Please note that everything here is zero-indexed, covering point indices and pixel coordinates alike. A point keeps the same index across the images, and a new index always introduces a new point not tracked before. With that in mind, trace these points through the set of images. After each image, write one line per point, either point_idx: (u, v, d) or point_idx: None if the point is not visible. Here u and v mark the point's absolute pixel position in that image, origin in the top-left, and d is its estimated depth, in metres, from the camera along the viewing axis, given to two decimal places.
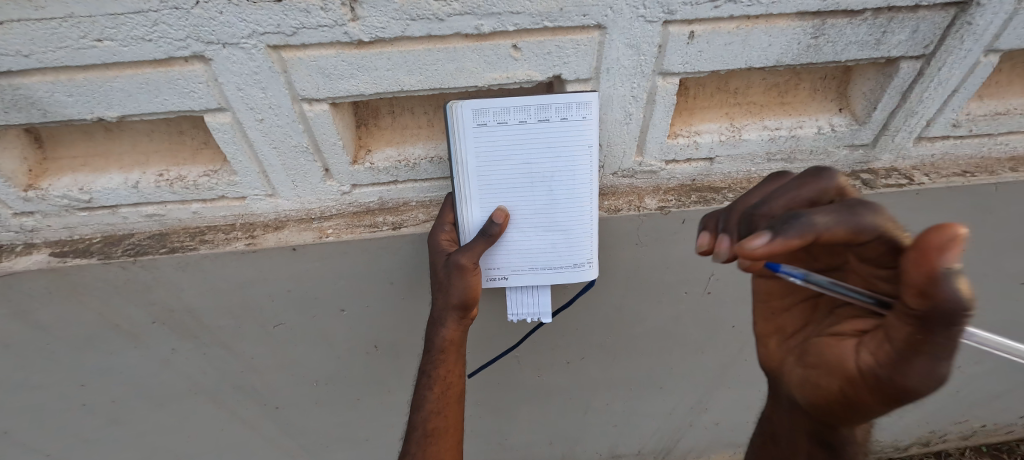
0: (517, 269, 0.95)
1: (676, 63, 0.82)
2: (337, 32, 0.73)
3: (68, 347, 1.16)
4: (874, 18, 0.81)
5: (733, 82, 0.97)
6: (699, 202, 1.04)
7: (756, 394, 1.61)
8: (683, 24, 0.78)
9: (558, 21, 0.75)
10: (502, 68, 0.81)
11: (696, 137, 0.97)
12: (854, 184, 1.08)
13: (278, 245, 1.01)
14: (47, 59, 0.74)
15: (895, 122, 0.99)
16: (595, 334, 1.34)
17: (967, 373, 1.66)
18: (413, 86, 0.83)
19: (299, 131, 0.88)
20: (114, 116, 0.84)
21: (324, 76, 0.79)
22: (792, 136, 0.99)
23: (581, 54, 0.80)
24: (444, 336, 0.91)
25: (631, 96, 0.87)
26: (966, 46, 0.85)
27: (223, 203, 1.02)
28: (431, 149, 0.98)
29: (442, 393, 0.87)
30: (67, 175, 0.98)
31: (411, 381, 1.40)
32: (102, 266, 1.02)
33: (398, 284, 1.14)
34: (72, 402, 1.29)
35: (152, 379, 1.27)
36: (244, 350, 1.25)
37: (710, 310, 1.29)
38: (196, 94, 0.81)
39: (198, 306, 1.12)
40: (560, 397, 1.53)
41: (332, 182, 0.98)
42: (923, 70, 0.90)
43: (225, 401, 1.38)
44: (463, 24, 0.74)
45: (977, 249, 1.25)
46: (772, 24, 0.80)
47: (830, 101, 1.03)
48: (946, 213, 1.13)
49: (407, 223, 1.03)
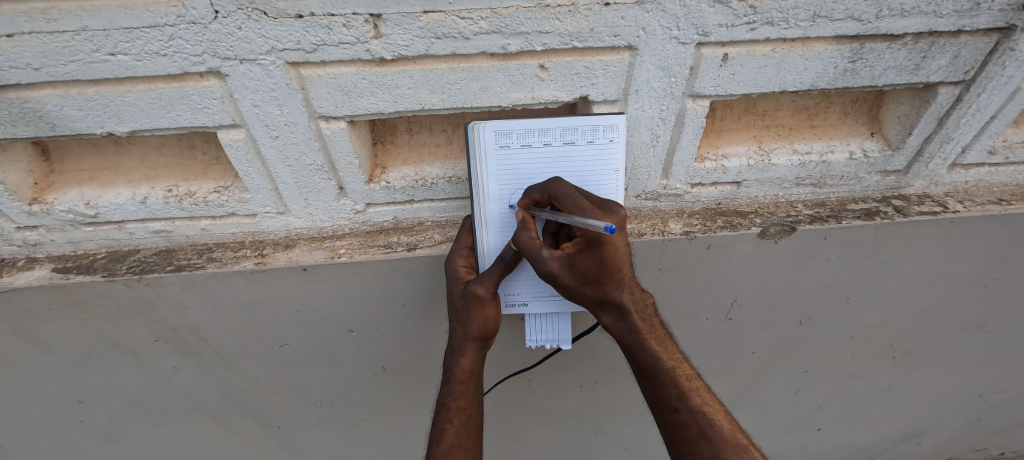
0: (537, 295, 0.92)
1: (707, 86, 0.79)
2: (359, 50, 0.71)
3: (66, 364, 1.12)
4: (914, 43, 0.78)
5: (762, 104, 0.94)
6: (726, 227, 1.00)
7: (773, 421, 1.55)
8: (716, 46, 0.75)
9: (588, 41, 0.72)
10: (528, 88, 0.78)
11: (724, 161, 0.94)
12: (885, 211, 1.04)
13: (288, 265, 0.98)
14: (58, 72, 0.71)
15: (929, 148, 0.96)
16: (610, 358, 1.30)
17: (993, 403, 1.60)
18: (434, 105, 0.80)
19: (314, 149, 0.85)
20: (125, 130, 0.81)
21: (343, 93, 0.76)
22: (823, 161, 0.96)
23: (609, 75, 0.77)
24: (463, 366, 0.87)
25: (659, 118, 0.84)
26: (1007, 72, 0.82)
27: (233, 220, 0.99)
28: (449, 169, 0.95)
29: (462, 426, 0.85)
30: (74, 189, 0.95)
31: (418, 402, 1.35)
32: (105, 283, 0.98)
33: (410, 306, 1.10)
34: (67, 419, 1.25)
35: (151, 396, 1.23)
36: (247, 370, 1.20)
37: (731, 336, 1.24)
38: (211, 110, 0.78)
39: (203, 325, 1.08)
40: (571, 421, 1.48)
41: (346, 201, 0.95)
42: (962, 96, 0.87)
43: (226, 420, 1.33)
44: (490, 43, 0.71)
45: (1009, 278, 1.20)
46: (809, 47, 0.77)
47: (862, 125, 0.99)
48: (980, 242, 1.09)
49: (422, 244, 0.99)
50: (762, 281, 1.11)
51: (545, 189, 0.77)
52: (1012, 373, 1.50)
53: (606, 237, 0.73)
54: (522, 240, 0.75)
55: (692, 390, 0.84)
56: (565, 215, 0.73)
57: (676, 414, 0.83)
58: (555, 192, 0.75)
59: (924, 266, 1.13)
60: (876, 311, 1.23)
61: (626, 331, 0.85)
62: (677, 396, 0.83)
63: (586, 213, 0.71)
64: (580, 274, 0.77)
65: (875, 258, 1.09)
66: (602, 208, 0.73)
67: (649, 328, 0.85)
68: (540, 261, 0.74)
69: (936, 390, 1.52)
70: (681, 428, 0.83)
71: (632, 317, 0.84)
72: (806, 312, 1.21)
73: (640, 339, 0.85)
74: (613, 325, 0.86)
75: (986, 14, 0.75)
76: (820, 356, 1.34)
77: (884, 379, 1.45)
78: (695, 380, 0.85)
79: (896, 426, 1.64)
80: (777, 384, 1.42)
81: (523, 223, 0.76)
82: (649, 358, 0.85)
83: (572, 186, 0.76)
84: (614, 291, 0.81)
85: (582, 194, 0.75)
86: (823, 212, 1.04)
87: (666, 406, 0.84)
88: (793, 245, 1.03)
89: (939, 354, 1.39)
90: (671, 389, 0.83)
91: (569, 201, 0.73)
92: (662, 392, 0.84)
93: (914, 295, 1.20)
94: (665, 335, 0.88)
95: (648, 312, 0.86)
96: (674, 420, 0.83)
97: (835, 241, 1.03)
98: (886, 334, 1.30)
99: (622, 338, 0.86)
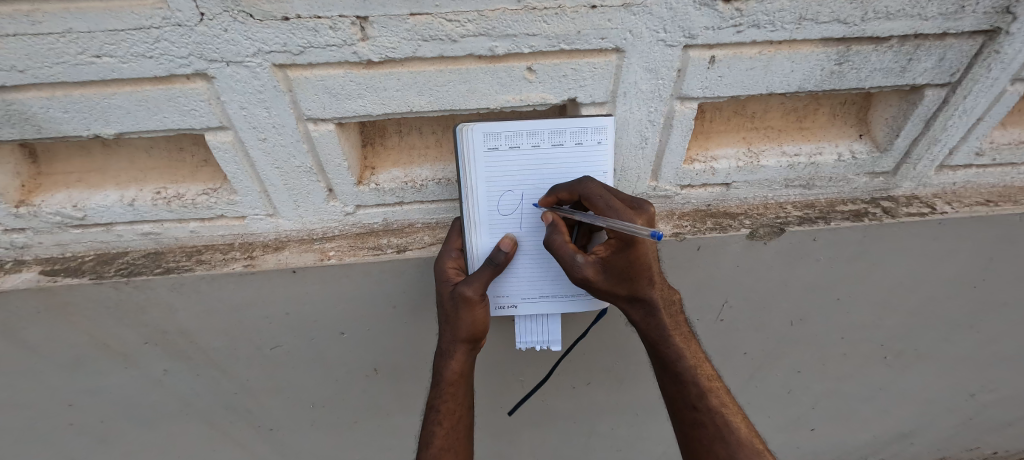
0: (526, 297, 0.92)
1: (695, 88, 0.80)
2: (346, 52, 0.70)
3: (54, 368, 1.11)
4: (899, 46, 0.79)
5: (751, 106, 0.95)
6: (716, 228, 1.00)
7: (766, 421, 1.56)
8: (703, 49, 0.76)
9: (575, 43, 0.72)
10: (516, 90, 0.78)
11: (713, 162, 0.94)
12: (874, 212, 1.05)
13: (277, 267, 0.97)
14: (43, 75, 0.71)
15: (917, 149, 0.96)
16: (603, 359, 1.30)
17: (983, 402, 1.61)
18: (423, 108, 0.80)
19: (302, 151, 0.84)
20: (112, 132, 0.80)
21: (331, 95, 0.76)
22: (811, 163, 0.96)
23: (597, 77, 0.77)
24: (452, 369, 0.87)
25: (647, 120, 0.84)
26: (993, 74, 0.83)
27: (221, 223, 0.98)
28: (439, 171, 0.95)
29: (452, 428, 0.85)
30: (61, 192, 0.94)
31: (410, 403, 1.35)
32: (93, 286, 0.97)
33: (401, 308, 1.10)
34: (57, 422, 1.24)
35: (141, 399, 1.22)
36: (238, 372, 1.20)
37: (723, 336, 1.25)
38: (197, 112, 0.78)
39: (193, 327, 1.08)
40: (564, 422, 1.48)
41: (335, 203, 0.95)
42: (949, 98, 0.87)
43: (217, 422, 1.33)
44: (477, 45, 0.71)
45: (998, 279, 1.21)
46: (796, 50, 0.77)
47: (850, 126, 1.00)
48: (969, 243, 1.10)
49: (412, 246, 0.99)
50: (752, 282, 1.12)
51: (573, 189, 0.78)
52: (1002, 373, 1.51)
53: (638, 239, 0.75)
54: (554, 244, 0.76)
55: (712, 390, 0.84)
56: (599, 217, 0.74)
57: (694, 413, 0.83)
58: (585, 193, 0.76)
59: (914, 266, 1.14)
60: (866, 312, 1.24)
61: (653, 329, 0.86)
62: (696, 394, 0.84)
63: (620, 214, 0.73)
64: (613, 275, 0.79)
65: (865, 259, 1.09)
66: (633, 207, 0.75)
67: (675, 326, 0.86)
68: (575, 266, 0.75)
69: (927, 390, 1.53)
70: (697, 427, 0.83)
71: (660, 314, 0.85)
72: (797, 312, 1.21)
73: (666, 337, 0.85)
74: (641, 323, 0.87)
75: (970, 17, 0.75)
76: (811, 356, 1.35)
77: (876, 379, 1.45)
78: (716, 381, 0.85)
79: (887, 425, 1.65)
80: (769, 385, 1.42)
81: (555, 227, 0.77)
82: (672, 356, 0.85)
83: (602, 186, 0.77)
84: (646, 288, 0.82)
85: (611, 193, 0.77)
86: (813, 213, 1.04)
87: (684, 404, 0.85)
88: (783, 246, 1.03)
89: (930, 354, 1.40)
90: (692, 388, 0.84)
91: (601, 201, 0.74)
92: (682, 390, 0.85)
93: (904, 296, 1.21)
94: (690, 333, 0.88)
95: (675, 310, 0.87)
96: (692, 418, 0.84)
97: (824, 242, 1.04)
98: (876, 334, 1.31)
99: (648, 335, 0.87)
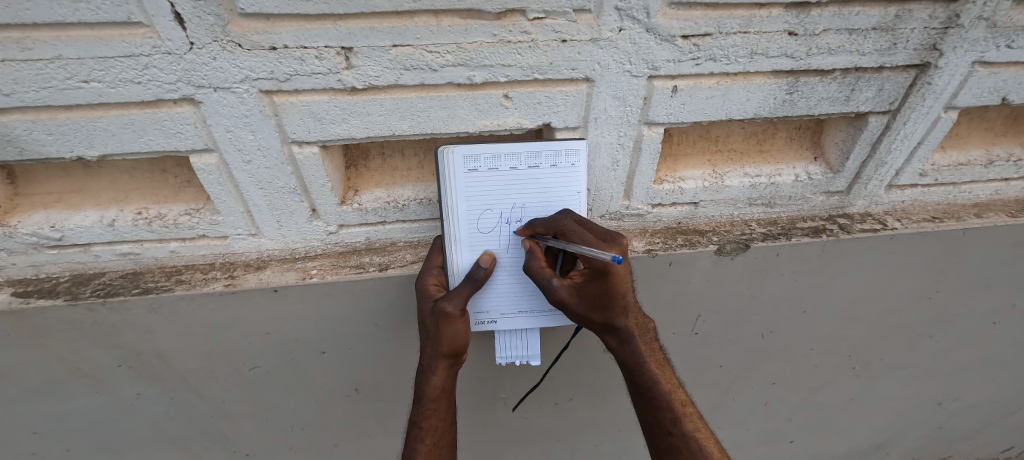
0: (506, 312, 0.94)
1: (661, 114, 0.86)
2: (331, 79, 0.74)
3: (19, 394, 1.08)
4: (843, 78, 0.86)
5: (715, 131, 1.02)
6: (685, 245, 1.06)
7: (745, 434, 1.59)
8: (666, 79, 0.82)
9: (548, 73, 0.78)
10: (493, 116, 0.83)
11: (681, 183, 1.00)
12: (831, 228, 1.12)
13: (259, 286, 0.98)
14: (29, 98, 0.72)
15: (866, 171, 1.04)
16: (583, 374, 1.32)
17: (949, 411, 1.67)
18: (405, 131, 0.84)
19: (286, 173, 0.87)
20: (95, 155, 0.82)
21: (315, 120, 0.79)
22: (771, 183, 1.03)
23: (569, 104, 0.82)
24: (434, 384, 0.88)
25: (617, 144, 0.89)
26: (927, 103, 0.91)
27: (203, 242, 0.99)
28: (420, 191, 0.98)
29: (434, 445, 0.85)
30: (39, 212, 0.94)
31: (392, 423, 1.34)
32: (68, 308, 0.96)
33: (382, 326, 1.11)
34: (19, 451, 1.19)
35: (112, 425, 1.19)
36: (215, 394, 1.18)
37: (698, 350, 1.28)
38: (183, 135, 0.80)
39: (169, 348, 1.07)
40: (547, 439, 1.48)
41: (319, 222, 0.97)
42: (891, 124, 0.96)
43: (191, 447, 1.29)
44: (456, 74, 0.76)
45: (949, 291, 1.29)
46: (750, 80, 0.84)
47: (806, 149, 1.07)
48: (919, 257, 1.18)
49: (394, 264, 1.02)
50: (723, 296, 1.17)
51: (549, 224, 0.83)
52: (964, 382, 1.58)
53: (611, 269, 0.78)
54: (532, 269, 0.82)
55: (686, 415, 0.86)
56: (570, 246, 0.78)
57: (669, 438, 0.85)
58: (562, 225, 0.81)
59: (871, 280, 1.21)
60: (832, 323, 1.30)
61: (628, 354, 0.89)
62: (671, 419, 0.85)
63: (589, 245, 0.77)
64: (587, 301, 0.83)
65: (827, 273, 1.16)
66: (604, 239, 0.78)
67: (650, 352, 0.89)
68: (551, 289, 0.80)
69: (895, 400, 1.59)
70: (673, 452, 0.85)
71: (635, 341, 0.88)
72: (767, 325, 1.26)
73: (641, 362, 0.88)
74: (618, 348, 0.90)
75: (902, 53, 0.84)
76: (783, 367, 1.39)
77: (846, 390, 1.51)
78: (689, 407, 0.87)
79: (861, 436, 1.69)
80: (745, 398, 1.46)
81: (534, 253, 0.82)
82: (648, 381, 0.88)
83: (576, 220, 0.81)
84: (620, 316, 0.86)
85: (585, 226, 0.81)
86: (775, 230, 1.11)
87: (660, 429, 0.87)
88: (749, 261, 1.09)
89: (894, 365, 1.46)
90: (667, 413, 0.86)
91: (574, 234, 0.79)
92: (658, 415, 0.87)
93: (865, 308, 1.28)
94: (665, 359, 0.91)
95: (650, 337, 0.90)
96: (668, 444, 0.85)
97: (787, 257, 1.10)
98: (842, 345, 1.37)
99: (624, 360, 0.90)
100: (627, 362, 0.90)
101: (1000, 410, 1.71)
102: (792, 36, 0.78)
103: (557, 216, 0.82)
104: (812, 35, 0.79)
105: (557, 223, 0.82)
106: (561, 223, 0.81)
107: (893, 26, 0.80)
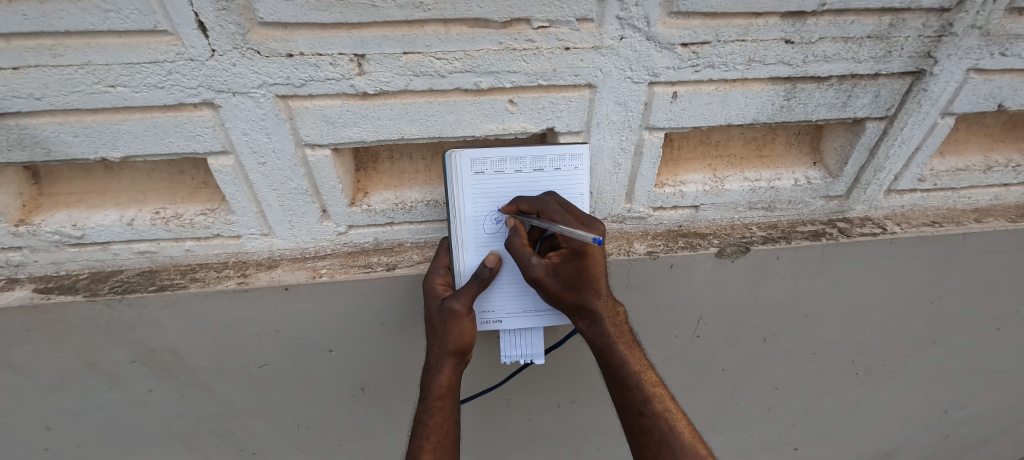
0: (510, 311, 0.96)
1: (661, 119, 0.88)
2: (344, 85, 0.78)
3: (37, 388, 1.11)
4: (839, 84, 0.89)
5: (714, 136, 1.04)
6: (686, 247, 1.08)
7: (747, 439, 1.59)
8: (666, 85, 0.85)
9: (552, 80, 0.81)
10: (499, 120, 0.86)
11: (681, 186, 1.03)
12: (831, 232, 1.13)
13: (270, 285, 1.01)
14: (58, 102, 0.76)
15: (865, 176, 1.06)
16: (586, 376, 1.34)
17: (956, 419, 1.66)
18: (413, 135, 0.87)
19: (299, 175, 0.90)
20: (118, 156, 0.85)
21: (328, 124, 0.83)
22: (770, 187, 1.05)
23: (572, 110, 0.85)
24: (440, 382, 0.90)
25: (619, 148, 0.92)
26: (923, 110, 0.94)
27: (217, 242, 1.02)
28: (428, 193, 1.01)
29: (439, 442, 0.87)
30: (61, 212, 0.97)
31: (396, 423, 1.36)
32: (86, 303, 0.99)
33: (389, 325, 1.14)
34: (35, 445, 1.22)
35: (125, 420, 1.22)
36: (225, 391, 1.21)
37: (699, 353, 1.30)
38: (202, 137, 0.83)
39: (182, 345, 1.10)
40: (549, 441, 1.49)
41: (328, 223, 1.00)
42: (888, 130, 0.98)
43: (201, 443, 1.32)
44: (463, 80, 0.79)
45: (951, 295, 1.30)
46: (748, 87, 0.87)
47: (805, 155, 1.10)
48: (919, 262, 1.19)
49: (401, 264, 1.04)
50: (724, 298, 1.18)
51: (534, 202, 0.84)
52: (969, 389, 1.58)
53: (588, 249, 0.82)
54: (512, 245, 0.82)
55: (656, 396, 0.88)
56: (553, 225, 0.80)
57: (641, 419, 0.87)
58: (545, 204, 0.83)
59: (872, 284, 1.22)
60: (833, 327, 1.30)
61: (598, 336, 0.90)
62: (642, 400, 0.87)
63: (572, 224, 0.79)
64: (563, 281, 0.84)
65: (827, 276, 1.17)
66: (585, 222, 0.81)
67: (619, 333, 0.90)
68: (528, 267, 0.80)
69: (900, 406, 1.58)
70: (644, 432, 0.86)
71: (605, 323, 0.89)
72: (768, 328, 1.28)
73: (610, 343, 0.90)
74: (588, 331, 0.91)
75: (897, 61, 0.86)
76: (786, 372, 1.40)
77: (850, 396, 1.51)
78: (659, 387, 0.89)
79: (866, 443, 1.69)
80: (746, 403, 1.47)
81: (518, 231, 0.82)
82: (617, 361, 0.89)
83: (560, 202, 0.83)
84: (591, 298, 0.88)
85: (567, 209, 0.83)
86: (775, 233, 1.13)
87: (631, 410, 0.88)
88: (748, 264, 1.11)
89: (897, 370, 1.46)
90: (637, 393, 0.88)
91: (557, 214, 0.81)
92: (629, 396, 0.88)
93: (866, 312, 1.29)
94: (634, 341, 0.92)
95: (619, 320, 0.91)
96: (639, 424, 0.87)
97: (787, 260, 1.12)
98: (845, 350, 1.37)
99: (594, 342, 0.91)
100: (597, 347, 0.91)
101: (1009, 418, 1.70)
102: (789, 44, 0.81)
103: (539, 196, 0.84)
104: (808, 43, 0.81)
105: (540, 203, 0.83)
106: (543, 202, 0.83)
107: (887, 35, 0.83)
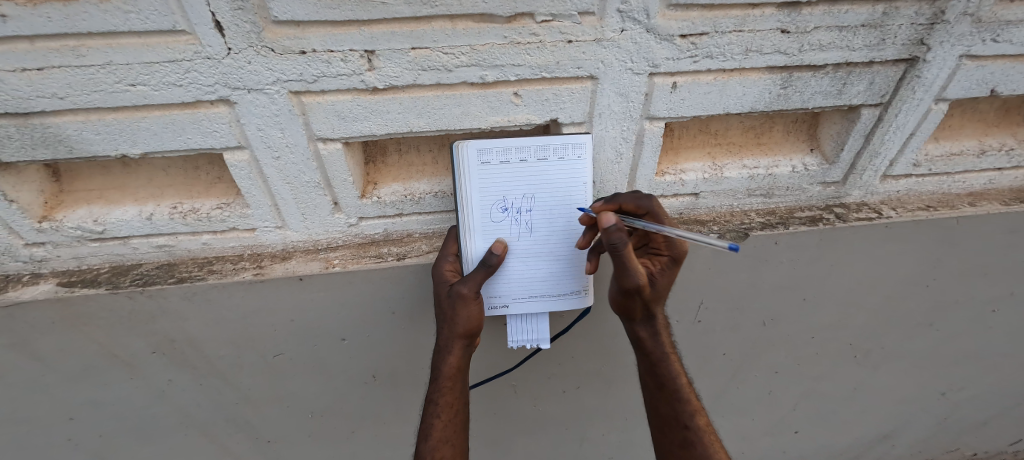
0: (517, 297, 1.00)
1: (661, 109, 0.91)
2: (355, 80, 0.81)
3: (62, 379, 1.15)
4: (834, 72, 0.91)
5: (713, 125, 1.07)
6: (687, 234, 1.11)
7: (749, 422, 1.63)
8: (666, 76, 0.87)
9: (555, 72, 0.83)
10: (504, 112, 0.89)
11: (682, 175, 1.06)
12: (828, 217, 1.16)
13: (285, 276, 1.04)
14: (81, 101, 0.79)
15: (861, 162, 1.09)
16: (591, 362, 1.37)
17: (954, 400, 1.70)
18: (421, 128, 0.90)
19: (311, 168, 0.93)
20: (138, 152, 0.88)
21: (340, 118, 0.86)
22: (768, 174, 1.08)
23: (575, 101, 0.88)
24: (450, 363, 0.94)
25: (621, 137, 0.95)
26: (917, 96, 0.96)
27: (232, 235, 1.05)
28: (435, 185, 1.04)
29: (449, 421, 0.90)
30: (83, 207, 1.01)
31: (406, 409, 1.41)
32: (109, 296, 1.03)
33: (399, 313, 1.17)
34: (61, 434, 1.27)
35: (146, 409, 1.26)
36: (242, 380, 1.25)
37: (700, 338, 1.33)
38: (218, 133, 0.86)
39: (200, 335, 1.14)
40: (555, 426, 1.53)
41: (339, 215, 1.04)
42: (883, 116, 1.00)
43: (220, 431, 1.37)
44: (469, 74, 0.82)
45: (947, 278, 1.33)
46: (746, 76, 0.89)
47: (802, 142, 1.12)
48: (915, 246, 1.22)
49: (410, 254, 1.08)
50: (724, 284, 1.22)
51: (638, 201, 0.88)
52: (965, 371, 1.61)
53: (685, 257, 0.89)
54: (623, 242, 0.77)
55: (700, 411, 0.92)
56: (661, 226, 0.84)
57: (685, 432, 0.90)
58: (649, 207, 0.86)
59: (869, 268, 1.25)
60: (831, 311, 1.34)
61: (655, 347, 0.94)
62: (688, 413, 0.91)
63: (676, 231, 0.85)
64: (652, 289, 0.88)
65: (824, 261, 1.20)
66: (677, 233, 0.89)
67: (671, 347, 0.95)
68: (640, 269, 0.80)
69: (898, 389, 1.62)
70: (686, 445, 0.90)
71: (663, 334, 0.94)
72: (768, 312, 1.31)
73: (665, 355, 0.94)
74: (646, 341, 0.95)
75: (891, 48, 0.89)
76: (786, 355, 1.44)
77: (848, 378, 1.54)
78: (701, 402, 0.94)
79: (865, 425, 1.73)
80: (747, 387, 1.51)
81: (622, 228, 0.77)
82: (669, 373, 0.93)
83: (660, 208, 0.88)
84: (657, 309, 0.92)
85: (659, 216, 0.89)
86: (773, 219, 1.16)
87: (676, 422, 0.91)
88: (747, 249, 1.14)
89: (894, 353, 1.50)
90: (684, 406, 0.92)
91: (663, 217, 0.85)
92: (676, 408, 0.92)
93: (863, 295, 1.32)
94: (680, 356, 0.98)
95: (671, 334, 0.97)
96: (682, 437, 0.90)
97: (785, 245, 1.15)
98: (844, 333, 1.40)
99: (649, 353, 0.95)
100: (649, 359, 0.95)
101: (1006, 399, 1.73)
102: (785, 33, 0.83)
103: (640, 196, 0.88)
104: (804, 32, 0.84)
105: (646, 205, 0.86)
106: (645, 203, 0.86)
107: (881, 23, 0.85)
